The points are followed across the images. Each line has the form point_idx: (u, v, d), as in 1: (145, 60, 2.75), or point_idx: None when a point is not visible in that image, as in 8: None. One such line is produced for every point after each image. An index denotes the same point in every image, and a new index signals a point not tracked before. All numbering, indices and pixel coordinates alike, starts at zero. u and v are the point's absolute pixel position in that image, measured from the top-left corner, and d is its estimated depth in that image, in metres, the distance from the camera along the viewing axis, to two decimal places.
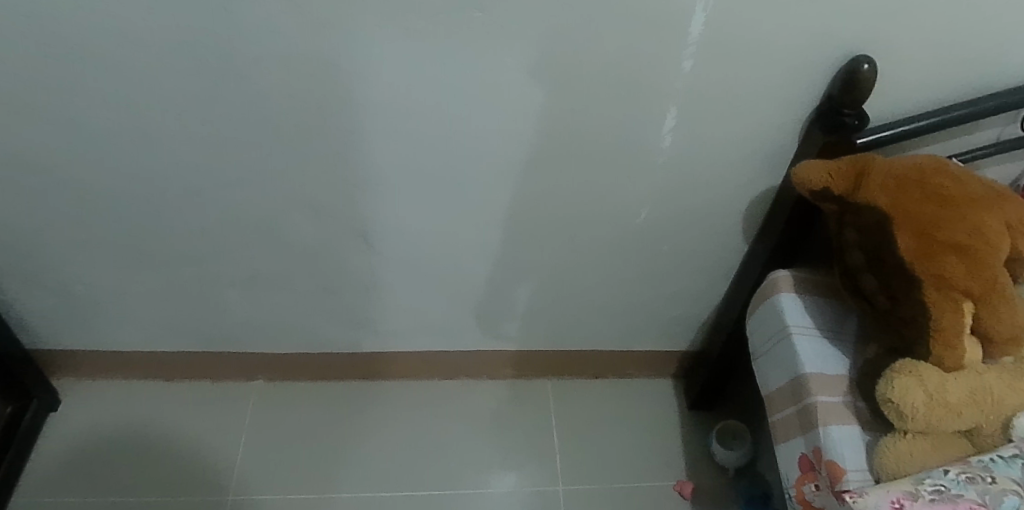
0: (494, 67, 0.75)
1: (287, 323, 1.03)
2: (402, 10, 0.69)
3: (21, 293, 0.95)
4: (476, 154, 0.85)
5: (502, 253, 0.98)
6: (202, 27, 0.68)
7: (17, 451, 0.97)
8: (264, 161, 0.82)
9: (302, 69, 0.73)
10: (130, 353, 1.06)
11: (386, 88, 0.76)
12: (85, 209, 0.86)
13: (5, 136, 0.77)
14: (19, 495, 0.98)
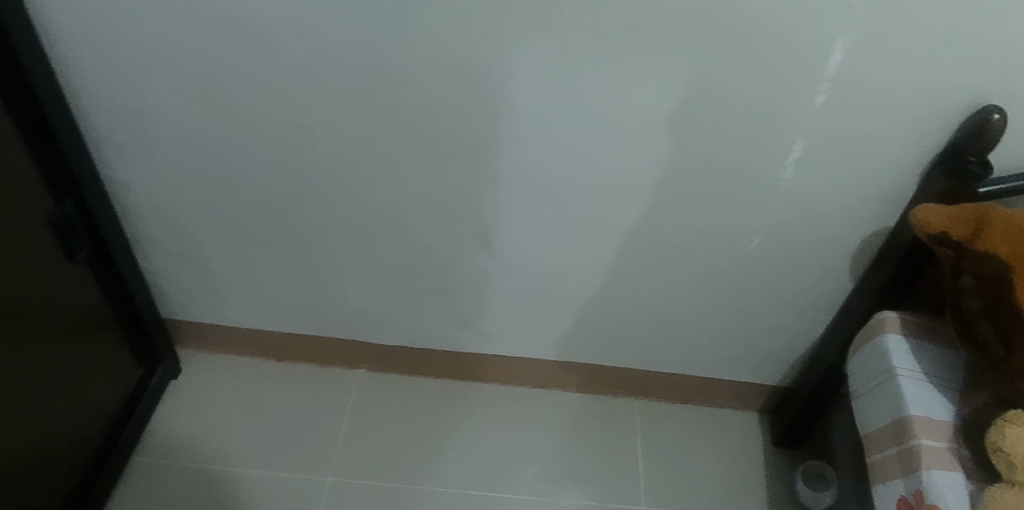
0: (632, 86, 0.79)
1: (397, 315, 1.09)
2: (558, 25, 0.73)
3: (162, 264, 1.04)
4: (603, 170, 0.88)
5: (611, 268, 1.01)
6: (374, 26, 0.74)
7: (142, 411, 1.07)
8: (406, 159, 0.88)
9: (454, 72, 0.78)
10: (250, 332, 1.14)
11: (531, 97, 0.80)
12: (235, 191, 0.93)
13: (181, 118, 0.85)
14: (142, 451, 1.07)
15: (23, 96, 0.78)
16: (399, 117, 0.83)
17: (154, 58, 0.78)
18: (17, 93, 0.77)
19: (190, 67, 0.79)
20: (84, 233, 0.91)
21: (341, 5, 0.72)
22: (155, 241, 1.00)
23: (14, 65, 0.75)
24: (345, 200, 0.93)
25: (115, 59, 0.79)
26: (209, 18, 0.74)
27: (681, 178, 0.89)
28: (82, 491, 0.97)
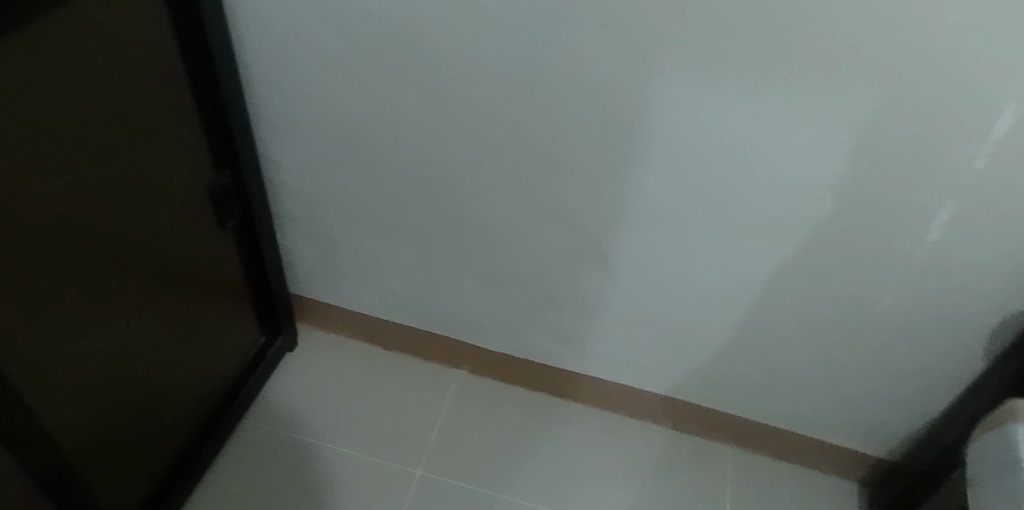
0: (777, 128, 0.76)
1: (505, 320, 1.12)
2: (708, 58, 0.72)
3: (298, 242, 1.12)
4: (734, 209, 0.86)
5: (726, 308, 0.98)
6: (527, 40, 0.76)
7: (259, 377, 1.15)
8: (538, 173, 0.90)
9: (596, 95, 0.79)
10: (365, 318, 1.21)
11: (670, 127, 0.80)
12: (374, 183, 0.98)
13: (336, 108, 0.91)
14: (254, 414, 1.15)
15: (208, 86, 0.84)
16: (538, 131, 0.85)
17: (323, 52, 0.84)
18: (203, 83, 0.83)
19: (351, 62, 0.84)
20: (237, 208, 0.97)
21: (499, 17, 0.75)
22: (296, 220, 1.08)
23: (206, 61, 0.81)
24: (475, 204, 0.96)
25: (288, 48, 0.86)
26: (378, 19, 0.79)
27: (817, 230, 0.85)
28: (197, 440, 1.05)
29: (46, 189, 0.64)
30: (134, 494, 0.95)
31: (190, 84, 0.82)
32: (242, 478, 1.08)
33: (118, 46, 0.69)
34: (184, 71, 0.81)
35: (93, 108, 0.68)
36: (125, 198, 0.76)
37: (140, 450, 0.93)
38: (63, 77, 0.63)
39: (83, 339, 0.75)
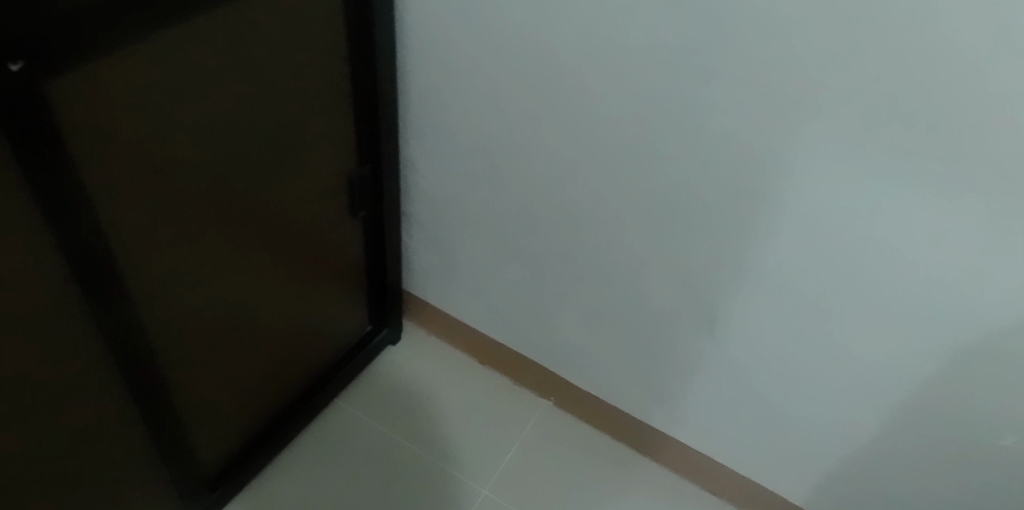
0: (915, 225, 0.69)
1: (600, 361, 1.10)
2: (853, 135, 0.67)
3: (421, 242, 1.16)
4: (855, 303, 0.79)
5: (832, 406, 0.90)
6: (666, 86, 0.75)
7: (360, 361, 1.20)
8: (657, 221, 0.87)
9: (736, 153, 0.75)
10: (467, 327, 1.24)
11: (798, 202, 0.75)
12: (500, 197, 1.01)
13: (478, 120, 0.94)
14: (348, 394, 1.21)
15: (366, 80, 0.90)
16: (665, 180, 0.83)
17: (476, 65, 0.88)
18: (363, 78, 0.89)
19: (497, 79, 0.87)
20: (371, 199, 1.03)
21: (643, 59, 0.74)
22: (423, 221, 1.13)
23: (369, 56, 0.87)
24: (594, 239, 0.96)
25: (444, 58, 0.90)
26: (532, 42, 0.81)
27: (947, 345, 0.76)
28: (294, 407, 1.12)
29: (205, 150, 0.72)
30: (227, 441, 1.02)
31: (352, 79, 0.88)
32: (322, 453, 1.13)
33: (293, 32, 0.76)
34: (349, 65, 0.87)
35: (257, 87, 0.74)
36: (272, 171, 0.83)
37: (240, 402, 1.00)
38: (240, 53, 0.70)
39: (208, 290, 0.83)
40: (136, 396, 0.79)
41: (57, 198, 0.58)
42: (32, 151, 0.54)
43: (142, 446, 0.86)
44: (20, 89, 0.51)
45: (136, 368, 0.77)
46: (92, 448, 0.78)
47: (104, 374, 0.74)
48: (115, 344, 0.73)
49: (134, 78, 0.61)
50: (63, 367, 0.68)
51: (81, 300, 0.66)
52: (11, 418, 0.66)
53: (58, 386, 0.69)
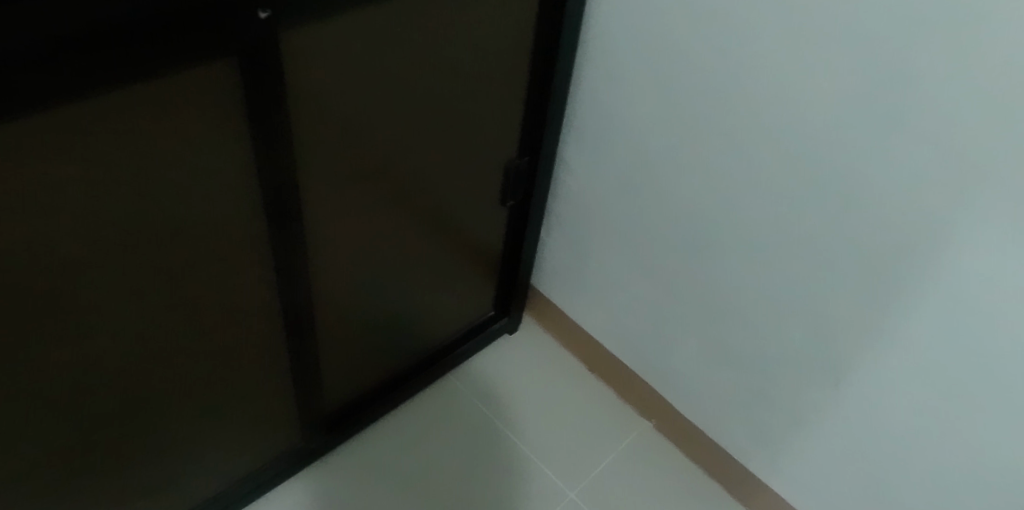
0: None
1: (712, 394, 1.09)
2: None
3: (559, 241, 1.20)
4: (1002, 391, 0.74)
5: (954, 492, 0.86)
6: (842, 129, 0.74)
7: (478, 343, 1.25)
8: (803, 264, 0.86)
9: (904, 210, 0.73)
10: (584, 334, 1.26)
11: (960, 272, 0.72)
12: (648, 212, 1.03)
13: (643, 134, 0.97)
14: (459, 373, 1.26)
15: (543, 79, 0.94)
16: (819, 224, 0.82)
17: (656, 79, 0.90)
18: (542, 73, 0.94)
19: (673, 97, 0.90)
20: (522, 193, 1.07)
21: (823, 99, 0.74)
22: (567, 221, 1.17)
23: (551, 52, 0.92)
24: (737, 270, 0.95)
25: (624, 70, 0.94)
26: (714, 67, 0.83)
27: None
28: (413, 375, 1.18)
29: (393, 117, 0.79)
30: (350, 391, 1.09)
31: (531, 72, 0.93)
32: (426, 422, 1.19)
33: (491, 22, 0.81)
34: (532, 59, 0.92)
35: (450, 70, 0.81)
36: (444, 149, 0.89)
37: (369, 358, 1.07)
38: (442, 32, 0.77)
39: (367, 246, 0.90)
40: (288, 332, 0.87)
41: (268, 135, 0.66)
42: (259, 89, 0.62)
43: (281, 380, 0.93)
44: (262, 34, 0.59)
45: (294, 305, 0.84)
46: (244, 368, 0.87)
47: (267, 304, 0.82)
48: (284, 280, 0.80)
49: (350, 39, 0.68)
50: (239, 290, 0.77)
51: (267, 234, 0.75)
52: (190, 325, 0.75)
53: (232, 303, 0.78)
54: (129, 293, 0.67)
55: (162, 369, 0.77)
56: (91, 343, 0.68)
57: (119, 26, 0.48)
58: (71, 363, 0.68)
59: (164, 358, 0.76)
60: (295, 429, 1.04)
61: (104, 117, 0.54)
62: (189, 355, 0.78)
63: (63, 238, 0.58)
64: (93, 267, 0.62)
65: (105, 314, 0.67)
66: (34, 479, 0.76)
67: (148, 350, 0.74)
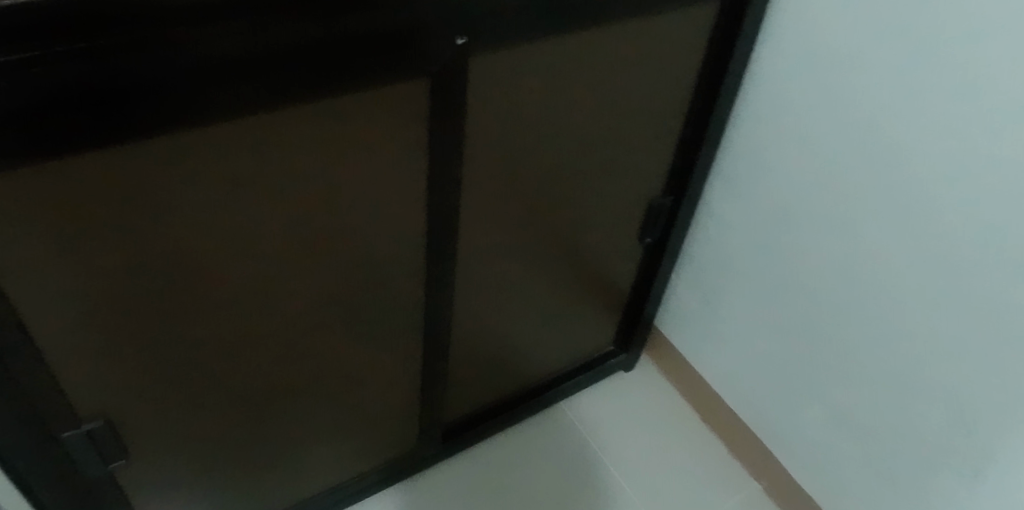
0: None
1: (832, 467, 1.03)
2: None
3: (688, 284, 1.19)
4: None
5: None
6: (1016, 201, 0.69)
7: (593, 376, 1.25)
8: (951, 343, 0.80)
9: None
10: (701, 382, 1.23)
11: None
12: (787, 269, 0.99)
13: (792, 189, 0.94)
14: (570, 403, 1.26)
15: (700, 121, 0.94)
16: (977, 301, 0.76)
17: (815, 134, 0.87)
18: (699, 118, 0.94)
19: (828, 152, 0.87)
20: (662, 231, 1.07)
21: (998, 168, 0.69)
22: (699, 266, 1.15)
23: (711, 97, 0.91)
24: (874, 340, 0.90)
25: (780, 121, 0.91)
26: (876, 125, 0.79)
27: None
28: (528, 402, 1.19)
29: (553, 146, 0.81)
30: (467, 407, 1.11)
31: (688, 113, 0.93)
32: (532, 447, 1.20)
33: (656, 61, 0.82)
34: (693, 103, 0.92)
35: (609, 105, 0.82)
36: (595, 182, 0.90)
37: (490, 379, 1.09)
38: (610, 68, 0.78)
39: (507, 268, 0.92)
40: (426, 346, 0.90)
41: (443, 158, 0.69)
42: (443, 113, 0.66)
43: (408, 393, 0.96)
44: (455, 61, 0.62)
45: (435, 321, 0.87)
46: (378, 377, 0.90)
47: (413, 317, 0.85)
48: (431, 295, 0.83)
49: (528, 68, 0.71)
50: (388, 299, 0.80)
51: (425, 247, 0.78)
52: (342, 326, 0.79)
53: (381, 310, 0.81)
54: (301, 291, 0.72)
55: (314, 368, 0.81)
56: (262, 338, 0.73)
57: (340, 35, 0.54)
58: (242, 354, 0.73)
59: (317, 357, 0.80)
60: (413, 439, 1.06)
61: (313, 122, 0.59)
62: (337, 357, 0.83)
63: (256, 230, 0.63)
64: (279, 263, 0.68)
65: (278, 311, 0.72)
66: (192, 461, 0.82)
67: (306, 347, 0.78)
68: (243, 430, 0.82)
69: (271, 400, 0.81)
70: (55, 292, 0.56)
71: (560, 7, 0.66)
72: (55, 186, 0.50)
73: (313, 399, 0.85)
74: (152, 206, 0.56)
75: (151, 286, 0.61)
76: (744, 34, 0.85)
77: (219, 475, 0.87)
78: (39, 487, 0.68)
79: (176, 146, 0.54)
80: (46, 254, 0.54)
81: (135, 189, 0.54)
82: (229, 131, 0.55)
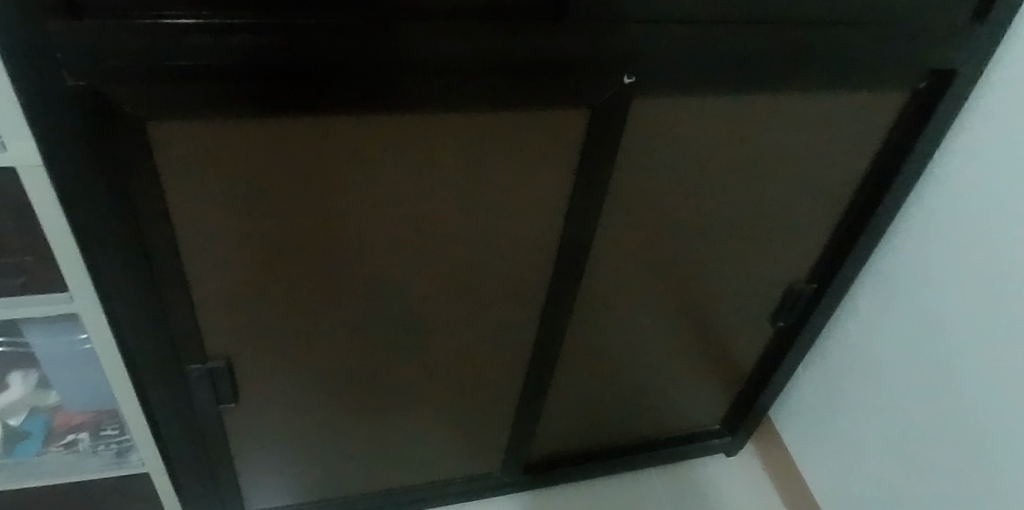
0: None
1: None
2: None
3: (816, 381, 1.12)
4: None
5: None
6: None
7: (691, 452, 1.19)
8: None
9: None
10: (808, 487, 1.16)
11: None
12: (933, 388, 0.92)
13: (952, 306, 0.87)
14: (661, 473, 1.21)
15: (863, 214, 0.89)
16: None
17: (990, 255, 0.80)
18: (862, 210, 0.88)
19: (1004, 277, 0.79)
20: (797, 319, 1.01)
21: None
22: (832, 365, 1.08)
23: (880, 191, 0.86)
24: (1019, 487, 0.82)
25: (954, 231, 0.84)
26: None
27: None
28: (619, 457, 1.15)
29: (699, 206, 0.80)
30: (555, 449, 1.10)
31: (852, 203, 0.88)
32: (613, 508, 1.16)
33: (825, 143, 0.79)
34: (859, 193, 0.87)
35: (765, 177, 0.79)
36: (734, 253, 0.88)
37: (585, 428, 1.07)
38: (773, 140, 0.76)
39: (627, 320, 0.91)
40: (530, 376, 0.89)
41: (587, 194, 0.70)
42: (598, 148, 0.67)
43: (502, 419, 0.96)
44: (619, 99, 0.63)
45: (545, 353, 0.87)
46: (477, 396, 0.91)
47: (524, 344, 0.85)
48: (545, 328, 0.84)
49: (688, 124, 0.70)
50: (505, 321, 0.82)
51: (550, 279, 0.79)
52: (455, 336, 0.81)
53: (495, 331, 0.82)
54: (429, 291, 0.75)
55: (421, 370, 0.84)
56: (382, 326, 0.76)
57: (517, 54, 0.57)
58: (361, 337, 0.77)
59: (426, 359, 0.82)
60: (496, 465, 1.06)
61: (476, 134, 0.62)
62: (443, 367, 0.84)
63: (397, 225, 0.67)
64: (415, 257, 0.71)
65: (404, 304, 0.75)
66: (296, 434, 0.85)
67: (419, 346, 0.80)
68: (344, 414, 0.85)
69: (375, 390, 0.84)
70: (220, 234, 0.62)
71: (737, 65, 0.65)
72: (245, 137, 0.56)
73: (414, 398, 0.87)
74: (311, 183, 0.61)
75: (300, 248, 0.66)
76: (931, 132, 0.79)
77: (314, 454, 0.90)
78: (161, 408, 0.74)
79: (352, 125, 0.58)
80: (222, 198, 0.59)
81: (301, 163, 0.59)
82: (400, 121, 0.59)
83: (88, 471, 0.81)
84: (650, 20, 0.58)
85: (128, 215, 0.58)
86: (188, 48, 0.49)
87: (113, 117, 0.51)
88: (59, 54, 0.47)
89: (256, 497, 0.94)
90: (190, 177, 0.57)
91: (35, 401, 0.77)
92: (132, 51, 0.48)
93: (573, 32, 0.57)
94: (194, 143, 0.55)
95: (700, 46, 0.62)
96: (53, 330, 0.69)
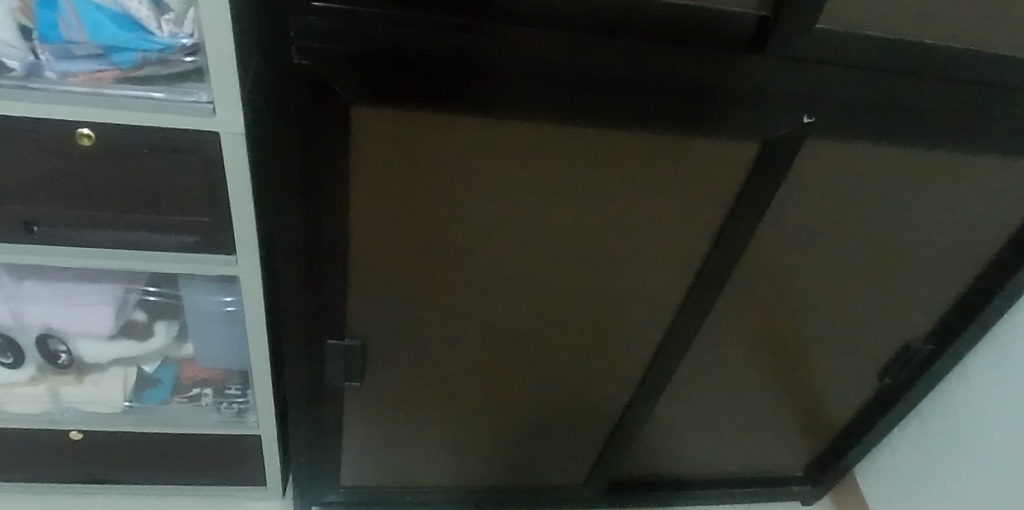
0: None
1: None
2: None
3: (911, 443, 1.09)
4: None
5: None
6: None
7: (770, 495, 1.18)
8: None
9: None
10: None
11: None
12: None
13: None
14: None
15: (992, 286, 0.86)
16: None
17: None
18: (991, 281, 0.85)
19: None
20: (904, 382, 0.98)
21: None
22: (931, 431, 1.05)
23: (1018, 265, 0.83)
24: None
25: None
26: None
27: None
28: (697, 490, 1.14)
29: (836, 252, 0.79)
30: (638, 473, 1.10)
31: (983, 274, 0.85)
32: None
33: (973, 208, 0.76)
34: (994, 264, 0.84)
35: (908, 233, 0.78)
36: (857, 303, 0.86)
37: (671, 458, 1.07)
38: (925, 198, 0.74)
39: (737, 356, 0.90)
40: (634, 397, 0.90)
41: (735, 227, 0.70)
42: (761, 181, 0.66)
43: (597, 437, 0.97)
44: (794, 136, 0.63)
45: (655, 379, 0.87)
46: (577, 410, 0.91)
47: (636, 365, 0.86)
48: (661, 354, 0.84)
49: (846, 171, 0.69)
50: (623, 341, 0.82)
51: (676, 305, 0.79)
52: (574, 348, 0.82)
53: (612, 349, 0.83)
54: (560, 301, 0.76)
55: (535, 377, 0.85)
56: (509, 330, 0.78)
57: (708, 78, 0.57)
58: (488, 337, 0.78)
59: (540, 367, 0.84)
60: (579, 480, 1.06)
61: (647, 150, 0.63)
62: (555, 377, 0.85)
63: (550, 228, 0.68)
64: (558, 262, 0.72)
65: (537, 308, 0.76)
66: (402, 421, 0.87)
67: (538, 353, 0.81)
68: (450, 409, 0.87)
69: (486, 391, 0.85)
70: (386, 218, 0.64)
71: (915, 120, 0.64)
72: (437, 129, 0.58)
73: (519, 404, 0.88)
74: (482, 178, 0.62)
75: (454, 242, 0.67)
76: None
77: (412, 441, 0.91)
78: (292, 379, 0.77)
79: (534, 127, 0.59)
80: (398, 185, 0.61)
81: (479, 158, 0.61)
82: (579, 130, 0.60)
83: (206, 426, 0.84)
84: (844, 65, 0.57)
85: (312, 192, 0.60)
86: (407, 39, 0.51)
87: (323, 98, 0.54)
88: (293, 32, 0.49)
89: (348, 475, 0.96)
90: (377, 161, 0.59)
91: (170, 352, 0.80)
92: (358, 36, 0.50)
93: (768, 65, 0.56)
94: (389, 129, 0.57)
95: (881, 97, 0.61)
96: (205, 288, 0.72)
